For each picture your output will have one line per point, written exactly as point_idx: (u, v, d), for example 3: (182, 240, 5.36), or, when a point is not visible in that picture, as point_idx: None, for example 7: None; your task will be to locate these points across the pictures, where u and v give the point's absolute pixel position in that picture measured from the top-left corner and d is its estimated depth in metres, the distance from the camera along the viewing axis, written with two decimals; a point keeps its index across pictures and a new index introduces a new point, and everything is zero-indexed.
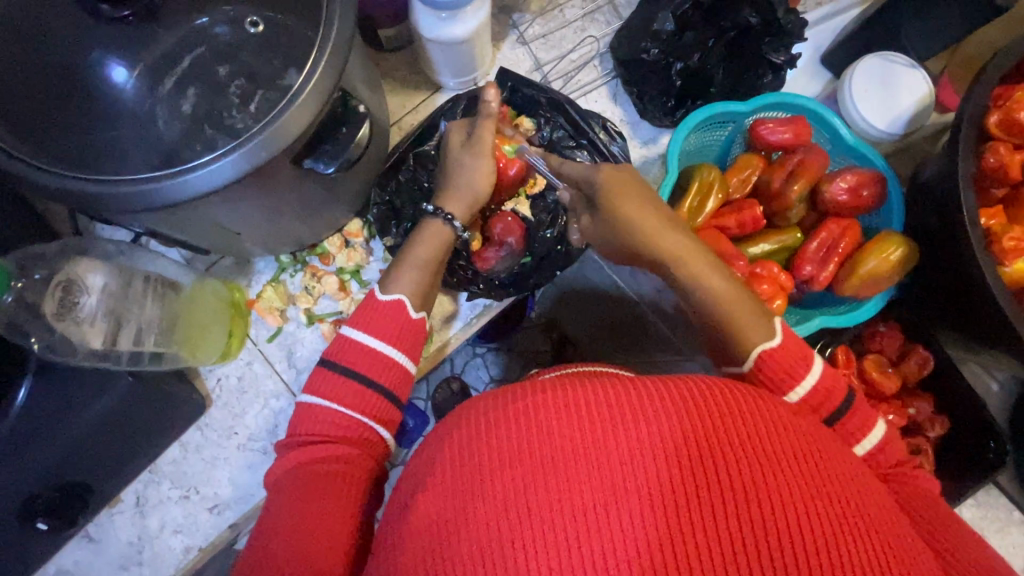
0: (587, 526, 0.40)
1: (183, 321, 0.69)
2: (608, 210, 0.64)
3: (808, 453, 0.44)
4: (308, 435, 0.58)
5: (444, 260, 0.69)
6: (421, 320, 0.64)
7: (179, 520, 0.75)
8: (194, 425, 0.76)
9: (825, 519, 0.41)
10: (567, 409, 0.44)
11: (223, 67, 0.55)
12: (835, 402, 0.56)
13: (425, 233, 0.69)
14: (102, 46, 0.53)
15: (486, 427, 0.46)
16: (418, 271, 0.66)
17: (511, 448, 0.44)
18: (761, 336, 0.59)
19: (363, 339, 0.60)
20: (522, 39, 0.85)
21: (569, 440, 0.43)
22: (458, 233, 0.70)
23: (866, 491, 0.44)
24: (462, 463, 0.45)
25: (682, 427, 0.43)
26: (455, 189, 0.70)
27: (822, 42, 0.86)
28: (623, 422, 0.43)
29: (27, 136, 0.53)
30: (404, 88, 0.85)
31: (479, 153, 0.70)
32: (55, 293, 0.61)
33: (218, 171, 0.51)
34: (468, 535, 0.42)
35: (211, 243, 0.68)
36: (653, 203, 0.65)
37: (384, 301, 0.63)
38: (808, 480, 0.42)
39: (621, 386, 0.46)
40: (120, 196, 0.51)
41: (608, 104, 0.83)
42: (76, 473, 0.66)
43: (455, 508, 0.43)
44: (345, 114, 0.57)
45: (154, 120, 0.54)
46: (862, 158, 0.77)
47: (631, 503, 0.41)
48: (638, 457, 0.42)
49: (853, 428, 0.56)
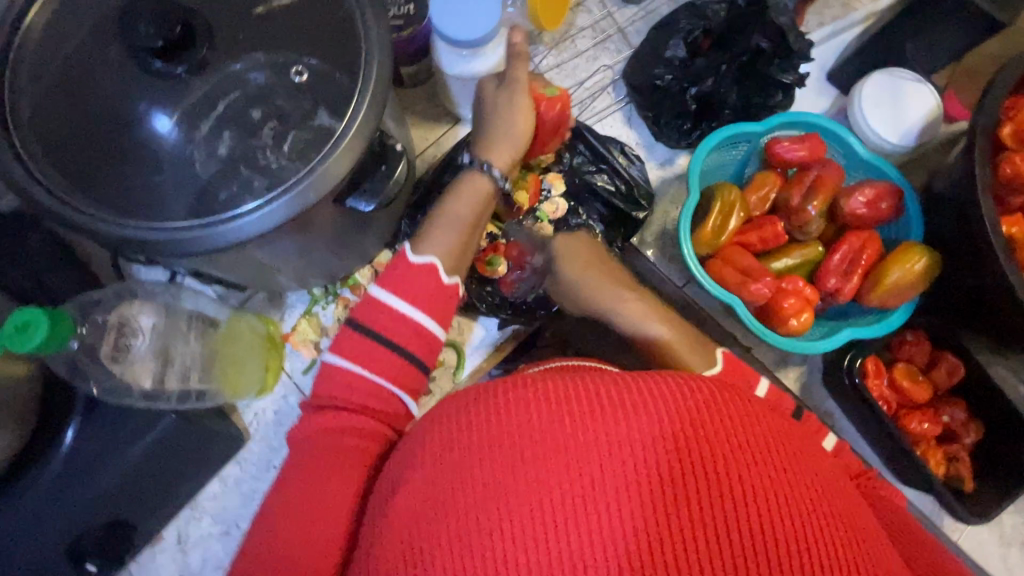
0: (582, 529, 0.39)
1: (222, 358, 0.72)
2: (563, 261, 0.72)
3: (791, 454, 0.43)
4: (340, 401, 0.58)
5: (483, 223, 0.70)
6: (453, 285, 0.64)
7: (221, 556, 0.75)
8: (233, 460, 0.77)
9: (806, 522, 0.40)
10: (554, 409, 0.43)
11: (256, 110, 0.58)
12: (791, 403, 0.63)
13: (463, 190, 0.69)
14: (148, 99, 0.55)
15: (476, 429, 0.45)
16: (451, 232, 0.66)
17: (515, 461, 0.42)
18: (698, 364, 0.63)
19: (393, 302, 0.60)
20: (537, 69, 0.88)
21: (561, 446, 0.42)
22: (497, 183, 0.70)
23: (845, 494, 0.45)
24: (455, 468, 0.43)
25: (668, 423, 0.42)
26: (492, 139, 0.70)
27: (828, 60, 0.89)
28: (610, 419, 0.42)
29: (82, 184, 0.55)
30: (425, 121, 0.88)
31: (520, 94, 0.69)
32: (109, 334, 0.65)
33: (270, 214, 0.54)
34: (461, 545, 0.41)
35: (248, 279, 0.70)
36: (608, 266, 0.72)
37: (415, 263, 0.63)
38: (793, 484, 0.42)
39: (609, 382, 0.45)
40: (178, 241, 0.54)
41: (623, 128, 0.87)
42: (122, 512, 0.67)
43: (440, 511, 0.42)
44: (383, 152, 0.60)
45: (191, 163, 0.56)
46: (876, 171, 0.79)
47: (611, 506, 0.40)
48: (624, 456, 0.41)
49: (815, 424, 0.63)
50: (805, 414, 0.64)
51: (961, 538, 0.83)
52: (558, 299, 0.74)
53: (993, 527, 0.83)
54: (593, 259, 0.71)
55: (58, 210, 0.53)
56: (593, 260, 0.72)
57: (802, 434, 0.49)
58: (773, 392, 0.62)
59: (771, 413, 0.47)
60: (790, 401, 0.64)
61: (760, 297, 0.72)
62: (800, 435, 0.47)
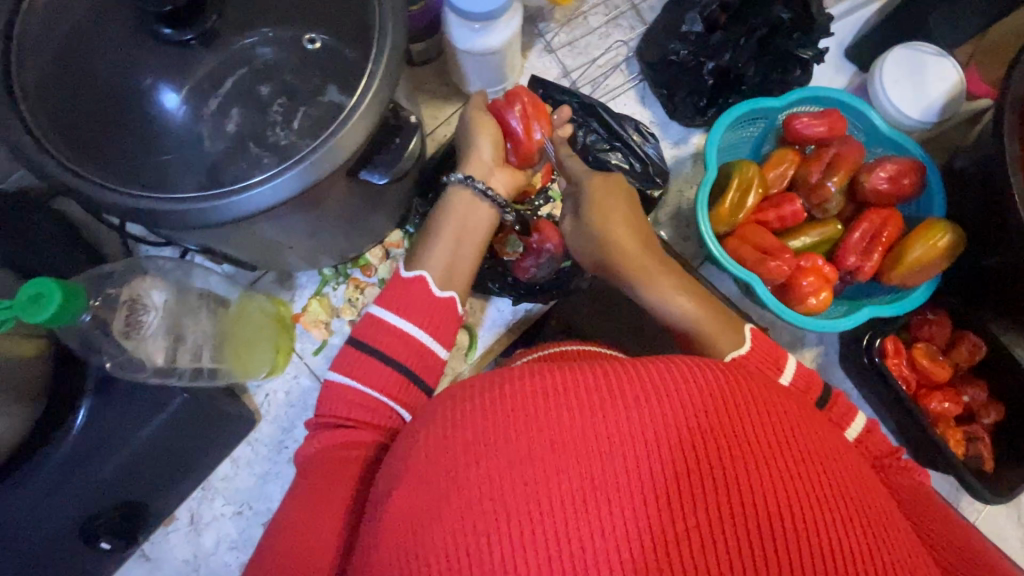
0: (589, 516, 0.38)
1: (232, 338, 0.70)
2: (594, 212, 0.66)
3: (806, 439, 0.42)
4: (341, 417, 0.57)
5: (479, 234, 0.67)
6: (448, 298, 0.62)
7: (234, 536, 0.75)
8: (244, 440, 0.77)
9: (822, 511, 0.39)
10: (560, 394, 0.42)
11: (265, 86, 0.58)
12: (819, 389, 0.58)
13: (449, 204, 0.68)
14: (155, 73, 0.55)
15: (488, 410, 0.43)
16: (440, 246, 0.65)
17: (525, 438, 0.41)
18: (729, 345, 0.60)
19: (388, 318, 0.59)
20: (548, 47, 0.86)
21: (565, 434, 0.40)
22: (484, 197, 0.67)
23: (859, 477, 0.43)
24: (468, 436, 0.42)
25: (675, 411, 0.41)
26: (467, 162, 0.69)
27: (845, 37, 0.88)
28: (616, 406, 0.41)
29: (83, 150, 0.53)
30: (435, 100, 0.86)
31: (479, 111, 0.70)
32: (121, 311, 0.58)
33: (281, 185, 0.52)
34: (474, 517, 0.39)
35: (257, 258, 0.69)
36: (634, 214, 0.68)
37: (407, 278, 0.62)
38: (806, 471, 0.40)
39: (614, 368, 0.44)
40: (183, 213, 0.52)
41: (636, 107, 0.85)
42: (134, 491, 0.67)
43: (457, 479, 0.41)
44: (396, 125, 0.59)
45: (199, 138, 0.56)
46: (897, 147, 0.77)
47: (619, 495, 0.39)
48: (630, 445, 0.40)
49: (840, 417, 0.57)
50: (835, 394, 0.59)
51: (979, 519, 0.83)
52: (571, 243, 0.71)
53: (1011, 508, 0.83)
54: (630, 219, 0.67)
55: (54, 171, 0.51)
56: (630, 218, 0.67)
57: (820, 418, 0.47)
58: (801, 376, 0.58)
59: (784, 397, 0.45)
60: (819, 390, 0.58)
61: (779, 274, 0.71)
62: (816, 419, 0.46)
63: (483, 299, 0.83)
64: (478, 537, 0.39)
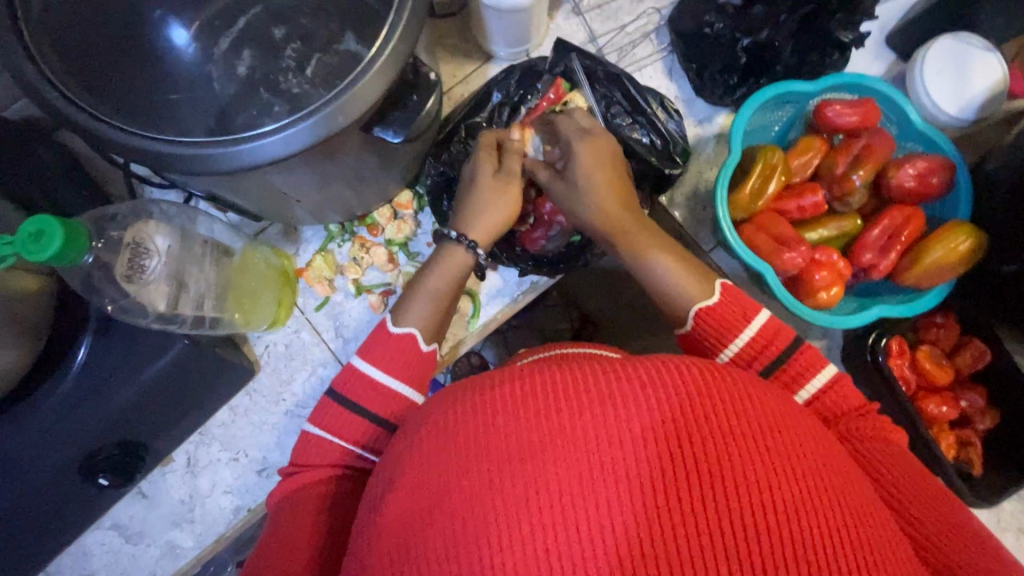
0: (587, 503, 0.39)
1: (234, 288, 0.69)
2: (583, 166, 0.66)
3: (798, 442, 0.43)
4: (297, 465, 0.62)
5: (460, 285, 0.68)
6: (432, 352, 0.65)
7: (229, 480, 0.77)
8: (243, 389, 0.77)
9: (813, 512, 0.39)
10: (565, 388, 0.43)
11: (279, 28, 0.52)
12: (789, 335, 0.60)
13: (440, 261, 0.67)
14: (164, 6, 0.50)
15: (501, 399, 0.44)
16: (430, 303, 0.65)
17: (525, 421, 0.42)
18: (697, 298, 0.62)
19: (370, 372, 0.62)
20: (576, 9, 0.82)
21: (565, 425, 0.41)
22: (478, 258, 0.68)
23: (851, 478, 0.44)
24: (473, 410, 0.44)
25: (666, 409, 0.42)
26: (476, 212, 0.67)
27: (890, 21, 0.83)
28: (612, 400, 0.42)
29: (91, 86, 0.51)
30: (454, 57, 0.83)
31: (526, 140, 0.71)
32: (125, 253, 0.58)
33: (293, 136, 0.50)
34: (476, 488, 0.41)
35: (264, 210, 0.68)
36: (618, 180, 0.67)
37: (397, 334, 0.63)
38: (800, 471, 0.41)
39: (615, 368, 0.45)
40: (190, 159, 0.51)
41: (662, 80, 0.81)
42: (134, 431, 0.67)
43: (460, 448, 0.43)
44: (416, 81, 0.57)
45: (206, 80, 0.51)
46: (928, 144, 0.75)
47: (611, 488, 0.39)
48: (623, 440, 0.41)
49: (793, 376, 0.59)
50: (805, 346, 0.61)
51: None
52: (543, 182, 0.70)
53: (993, 513, 0.90)
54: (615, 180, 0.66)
55: (60, 107, 0.50)
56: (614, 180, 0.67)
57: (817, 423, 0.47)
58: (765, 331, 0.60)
59: (776, 399, 0.46)
60: (787, 341, 0.60)
61: (792, 267, 0.71)
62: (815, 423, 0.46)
63: (491, 267, 0.79)
64: (476, 501, 0.40)
